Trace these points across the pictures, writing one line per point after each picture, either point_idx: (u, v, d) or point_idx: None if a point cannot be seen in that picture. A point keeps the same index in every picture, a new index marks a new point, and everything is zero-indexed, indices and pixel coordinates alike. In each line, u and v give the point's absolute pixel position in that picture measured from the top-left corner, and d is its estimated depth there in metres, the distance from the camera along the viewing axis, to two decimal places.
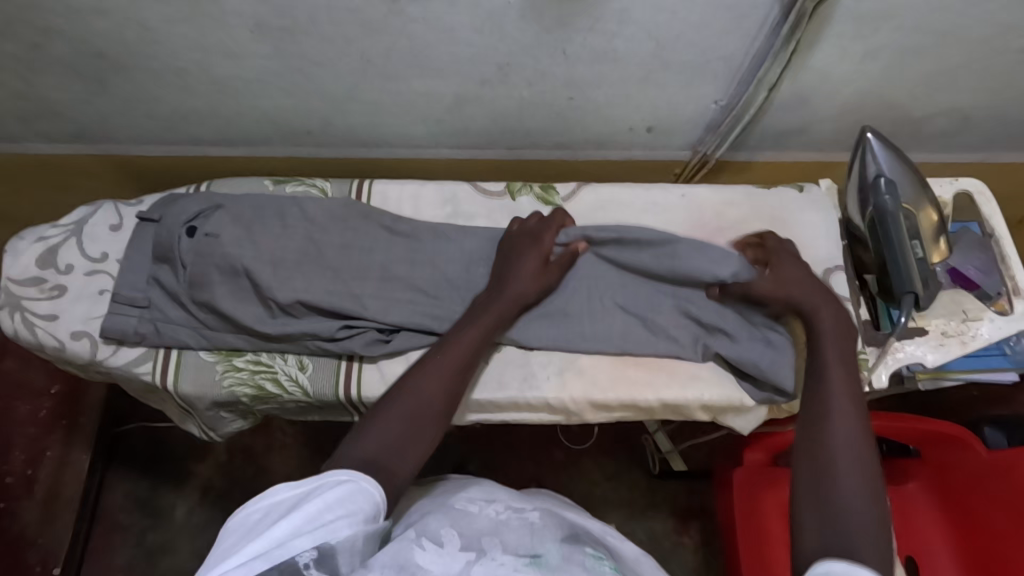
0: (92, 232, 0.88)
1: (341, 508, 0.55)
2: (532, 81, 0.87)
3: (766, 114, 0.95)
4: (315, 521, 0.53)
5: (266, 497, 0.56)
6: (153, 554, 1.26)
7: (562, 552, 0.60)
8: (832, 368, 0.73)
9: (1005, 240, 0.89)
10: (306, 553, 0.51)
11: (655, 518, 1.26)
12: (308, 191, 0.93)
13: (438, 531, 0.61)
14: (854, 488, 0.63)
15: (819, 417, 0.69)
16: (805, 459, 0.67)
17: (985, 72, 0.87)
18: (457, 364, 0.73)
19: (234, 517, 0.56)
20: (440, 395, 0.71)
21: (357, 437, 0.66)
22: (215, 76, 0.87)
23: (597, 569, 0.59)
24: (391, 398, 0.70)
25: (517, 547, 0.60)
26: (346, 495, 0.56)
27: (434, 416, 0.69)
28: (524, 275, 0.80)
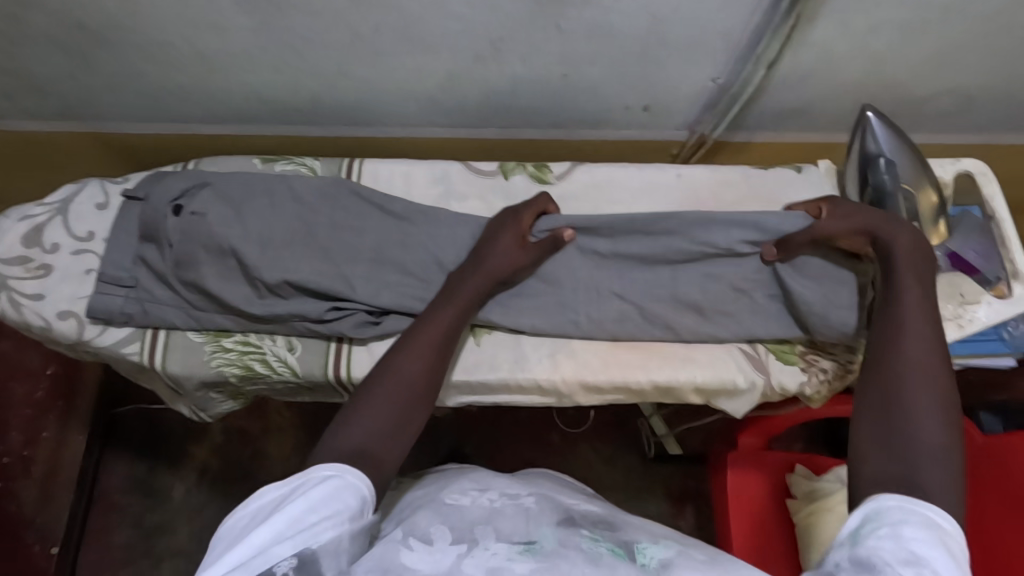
0: (78, 211, 0.87)
1: (325, 509, 0.53)
2: (525, 57, 0.85)
3: (765, 93, 0.93)
4: (297, 525, 0.51)
5: (251, 501, 0.55)
6: (151, 534, 1.27)
7: (558, 536, 0.58)
8: (906, 298, 0.66)
9: (1005, 221, 0.88)
10: (285, 563, 0.49)
11: (650, 501, 1.27)
12: (297, 170, 0.92)
13: (427, 529, 0.59)
14: (925, 418, 0.58)
15: (891, 342, 0.64)
16: (871, 387, 0.63)
17: (989, 50, 0.85)
18: (439, 342, 0.71)
19: (224, 524, 0.55)
20: (424, 376, 0.68)
21: (341, 425, 0.62)
22: (200, 51, 0.85)
23: (594, 552, 0.56)
24: (371, 383, 0.67)
25: (511, 534, 0.58)
26: (330, 494, 0.54)
27: (421, 398, 0.67)
28: (501, 252, 0.78)
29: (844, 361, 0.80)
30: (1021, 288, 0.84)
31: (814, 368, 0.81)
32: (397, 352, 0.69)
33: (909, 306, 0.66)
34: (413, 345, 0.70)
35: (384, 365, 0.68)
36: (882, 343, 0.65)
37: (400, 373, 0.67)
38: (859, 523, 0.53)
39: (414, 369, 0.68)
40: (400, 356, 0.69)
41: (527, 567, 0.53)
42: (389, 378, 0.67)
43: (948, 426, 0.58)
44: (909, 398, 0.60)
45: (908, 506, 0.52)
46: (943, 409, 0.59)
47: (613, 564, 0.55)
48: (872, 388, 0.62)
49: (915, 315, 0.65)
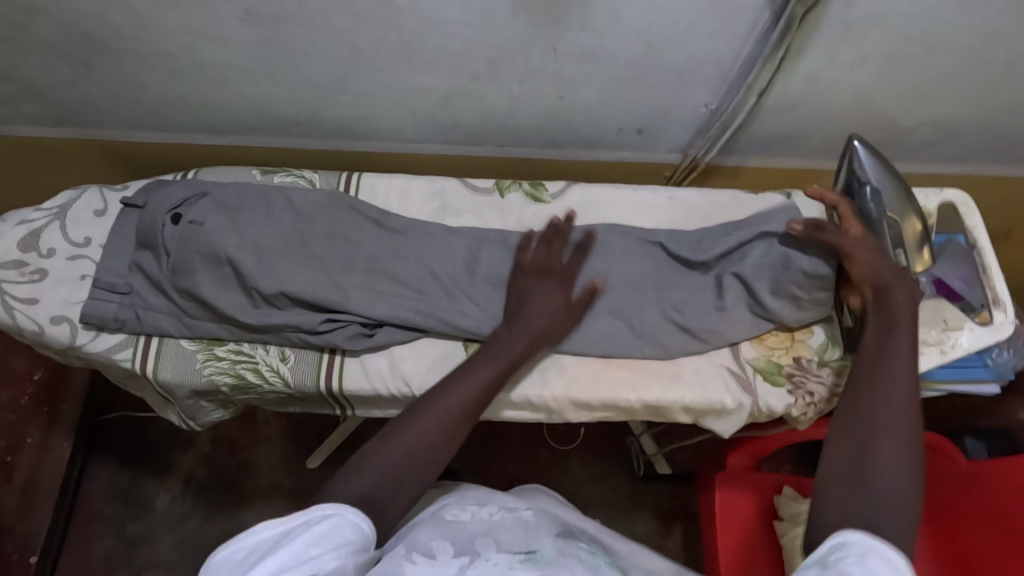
0: (75, 217, 0.88)
1: (327, 540, 0.54)
2: (522, 78, 0.87)
3: (756, 120, 0.95)
4: (300, 556, 0.52)
5: (247, 534, 0.55)
6: (133, 544, 1.25)
7: (556, 546, 0.58)
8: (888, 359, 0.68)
9: (988, 251, 0.89)
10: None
11: (638, 519, 1.26)
12: (295, 182, 0.93)
13: (428, 544, 0.58)
14: (892, 459, 0.61)
15: (867, 398, 0.66)
16: (847, 424, 0.65)
17: (972, 83, 0.87)
18: (472, 399, 0.70)
19: (217, 555, 0.54)
20: (449, 427, 0.67)
21: (353, 468, 0.63)
22: (204, 62, 0.86)
23: (592, 562, 0.57)
24: (393, 426, 0.67)
25: (511, 546, 0.58)
26: (335, 527, 0.55)
27: (437, 451, 0.66)
28: (541, 312, 0.79)
29: (830, 384, 0.82)
30: (1003, 317, 0.86)
31: (801, 390, 0.82)
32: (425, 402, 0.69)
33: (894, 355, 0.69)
34: (444, 397, 0.69)
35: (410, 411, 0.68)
36: (864, 388, 0.67)
37: (420, 423, 0.66)
38: (829, 552, 0.54)
39: (436, 423, 0.67)
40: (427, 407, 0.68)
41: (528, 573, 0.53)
42: (410, 424, 0.66)
43: (912, 470, 0.61)
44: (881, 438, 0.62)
45: (874, 539, 0.53)
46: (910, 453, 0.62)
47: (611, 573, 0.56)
48: (849, 427, 0.65)
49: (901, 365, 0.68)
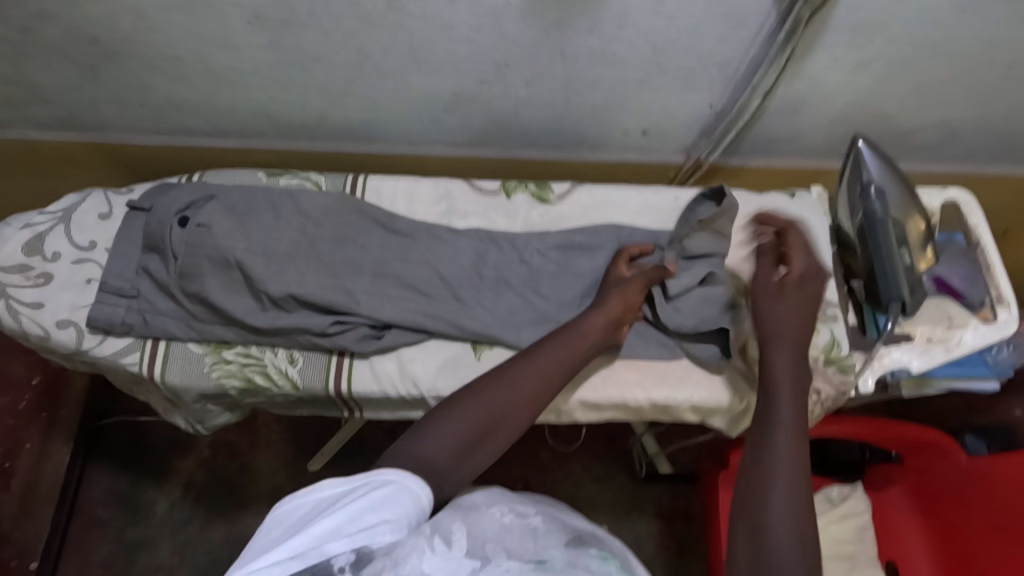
0: (80, 220, 0.87)
1: (385, 511, 0.55)
2: (529, 81, 0.87)
3: (759, 122, 0.96)
4: (357, 522, 0.53)
5: (312, 492, 0.57)
6: (133, 550, 1.24)
7: (567, 557, 0.57)
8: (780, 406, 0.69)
9: (990, 249, 0.91)
10: (343, 557, 0.51)
11: (640, 521, 1.26)
12: (301, 185, 0.93)
13: (449, 529, 0.57)
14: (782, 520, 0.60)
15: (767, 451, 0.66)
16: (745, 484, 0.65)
17: (974, 85, 0.88)
18: (539, 383, 0.72)
19: (280, 508, 0.57)
20: (510, 406, 0.70)
21: (414, 436, 0.65)
22: (210, 65, 0.86)
23: (604, 572, 0.56)
24: (453, 402, 0.69)
25: (522, 554, 0.57)
26: (391, 497, 0.56)
27: (496, 431, 0.68)
28: (612, 307, 0.79)
29: (836, 383, 0.82)
30: (1006, 314, 0.86)
31: None
32: (485, 383, 0.71)
33: (781, 403, 0.70)
34: (509, 382, 0.71)
35: (465, 391, 0.71)
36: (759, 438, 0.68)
37: (480, 402, 0.69)
38: None
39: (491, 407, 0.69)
40: (488, 388, 0.71)
41: None
42: (470, 402, 0.69)
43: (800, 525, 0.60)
44: (771, 490, 0.62)
45: None
46: (798, 499, 0.62)
47: None
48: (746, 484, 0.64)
49: (788, 413, 0.69)
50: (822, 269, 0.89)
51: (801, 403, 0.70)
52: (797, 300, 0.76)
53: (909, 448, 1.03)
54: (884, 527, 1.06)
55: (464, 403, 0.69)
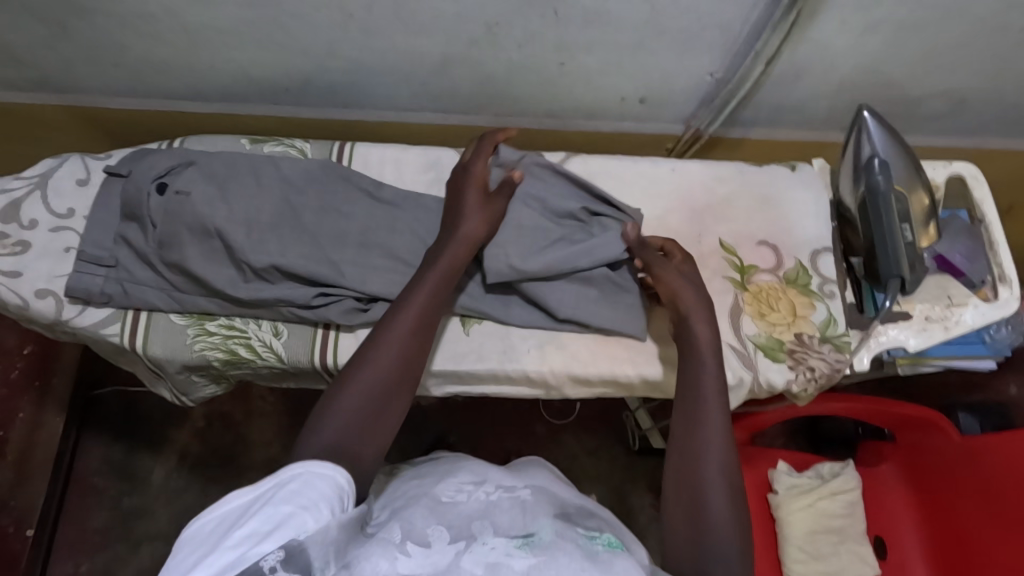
0: (57, 186, 0.85)
1: (300, 500, 0.52)
2: (521, 43, 0.84)
3: (762, 90, 0.92)
4: (274, 519, 0.50)
5: (218, 505, 0.53)
6: (127, 518, 1.25)
7: (553, 529, 0.58)
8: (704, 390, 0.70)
9: (994, 226, 0.88)
10: (272, 557, 0.47)
11: (633, 494, 1.27)
12: (286, 151, 0.90)
13: (424, 532, 0.56)
14: (721, 513, 0.63)
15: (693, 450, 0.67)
16: (675, 479, 0.67)
17: (985, 53, 0.85)
18: (419, 328, 0.70)
19: (187, 531, 0.52)
20: (401, 362, 0.68)
21: (315, 425, 0.63)
22: (187, 24, 0.82)
23: (590, 548, 0.56)
24: (349, 371, 0.67)
25: (508, 529, 0.57)
26: (305, 484, 0.54)
27: (396, 388, 0.67)
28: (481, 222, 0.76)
29: (832, 360, 0.81)
30: (1008, 293, 0.84)
31: (802, 366, 0.80)
32: (369, 347, 0.69)
33: (705, 377, 0.71)
34: (393, 336, 0.69)
35: (353, 362, 0.68)
36: (685, 432, 0.69)
37: (375, 363, 0.67)
38: None
39: (381, 370, 0.67)
40: (372, 351, 0.68)
41: (525, 562, 0.52)
42: (362, 366, 0.67)
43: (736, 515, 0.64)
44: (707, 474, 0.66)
45: None
46: (731, 495, 0.65)
47: (610, 559, 0.55)
48: (676, 477, 0.67)
49: (713, 385, 0.71)
50: (821, 245, 0.87)
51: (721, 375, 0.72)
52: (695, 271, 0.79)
53: (907, 426, 1.01)
54: (873, 503, 1.06)
55: (355, 373, 0.67)
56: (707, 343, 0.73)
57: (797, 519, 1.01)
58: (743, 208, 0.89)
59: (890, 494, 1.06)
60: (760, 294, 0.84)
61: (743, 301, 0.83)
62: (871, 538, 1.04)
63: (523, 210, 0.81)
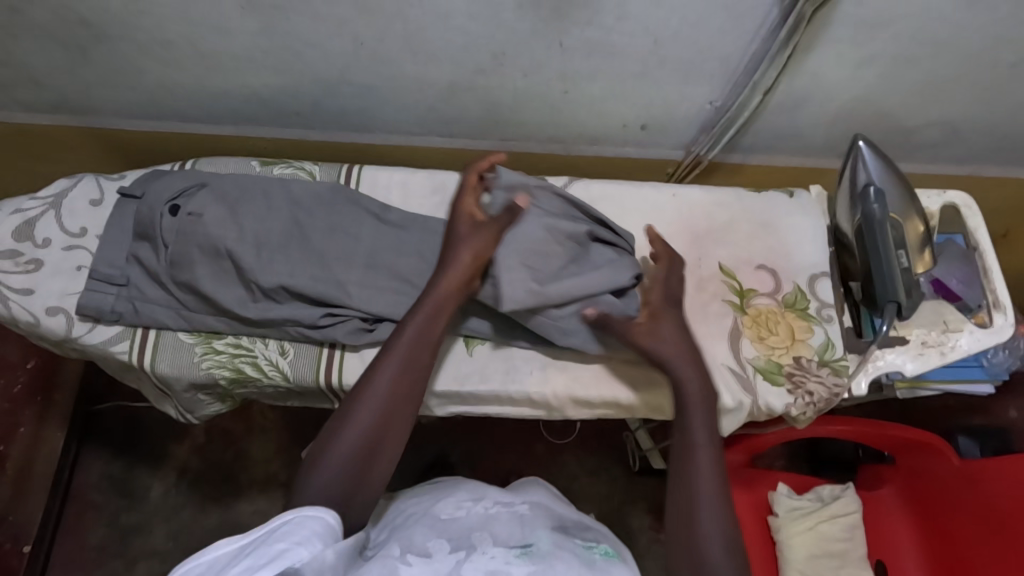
0: (70, 206, 0.86)
1: (293, 536, 0.52)
2: (527, 71, 0.86)
3: (760, 118, 0.95)
4: (266, 555, 0.50)
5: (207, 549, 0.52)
6: (126, 535, 1.24)
7: (551, 539, 0.59)
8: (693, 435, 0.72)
9: (988, 253, 0.89)
10: None
11: (632, 514, 1.27)
12: (295, 174, 0.92)
13: (424, 545, 0.58)
14: (718, 556, 0.65)
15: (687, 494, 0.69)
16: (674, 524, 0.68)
17: (976, 85, 0.87)
18: (412, 363, 0.71)
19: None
20: (399, 397, 0.69)
21: (316, 462, 0.64)
22: (203, 50, 0.85)
23: (588, 557, 0.57)
24: (349, 408, 0.67)
25: (507, 539, 0.59)
26: (298, 521, 0.53)
27: (395, 423, 0.68)
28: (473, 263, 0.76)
29: (830, 384, 0.82)
30: (1002, 318, 0.85)
31: (800, 390, 0.81)
32: (357, 397, 0.68)
33: (696, 421, 0.72)
34: (390, 373, 0.69)
35: (342, 413, 0.68)
36: (679, 477, 0.70)
37: (372, 399, 0.68)
38: None
39: (377, 412, 0.67)
40: (360, 401, 0.68)
41: (525, 568, 0.53)
42: (362, 402, 0.68)
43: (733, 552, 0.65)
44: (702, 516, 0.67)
45: None
46: (726, 536, 0.66)
47: (607, 566, 0.57)
48: (675, 523, 0.68)
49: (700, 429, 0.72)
50: (819, 270, 0.89)
51: (710, 417, 0.73)
52: (671, 315, 0.77)
53: (904, 449, 1.02)
54: (873, 526, 1.06)
55: (345, 424, 0.66)
56: (693, 387, 0.74)
57: (797, 541, 1.00)
58: (742, 233, 0.91)
59: (887, 516, 1.06)
60: (759, 318, 0.85)
61: (742, 324, 0.85)
62: (872, 562, 1.04)
63: (533, 234, 0.78)
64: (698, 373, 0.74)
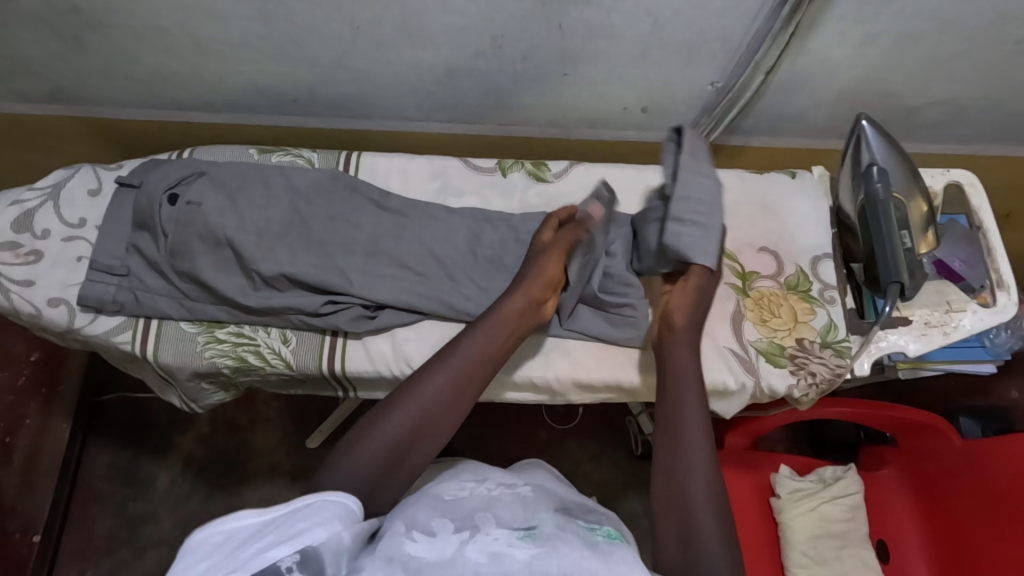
0: (68, 196, 0.86)
1: (315, 517, 0.52)
2: (525, 54, 0.85)
3: (763, 99, 0.94)
4: (289, 532, 0.50)
5: (228, 519, 0.52)
6: (135, 523, 1.25)
7: (554, 522, 0.59)
8: (686, 410, 0.72)
9: (992, 232, 0.89)
10: (287, 558, 0.47)
11: (636, 496, 1.28)
12: (293, 161, 0.91)
13: (428, 523, 0.58)
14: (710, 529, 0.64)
15: (674, 469, 0.69)
16: (662, 497, 0.68)
17: (981, 63, 0.86)
18: (465, 372, 0.71)
19: (193, 539, 0.51)
20: (443, 402, 0.69)
21: (347, 452, 0.64)
22: (197, 37, 0.84)
23: (591, 540, 0.57)
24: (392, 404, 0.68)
25: (510, 521, 0.59)
26: (319, 504, 0.54)
27: (434, 428, 0.68)
28: (535, 284, 0.77)
29: (832, 365, 0.82)
30: (1006, 298, 0.85)
31: (802, 371, 0.81)
32: (402, 397, 0.68)
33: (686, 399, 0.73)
34: (437, 376, 0.70)
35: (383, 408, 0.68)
36: (670, 451, 0.70)
37: (417, 400, 0.68)
38: None
39: (418, 414, 0.67)
40: (403, 402, 0.68)
41: (528, 550, 0.54)
42: (407, 401, 0.68)
43: (723, 525, 0.65)
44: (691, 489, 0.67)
45: None
46: (714, 508, 0.66)
47: (610, 548, 0.56)
48: (663, 497, 0.68)
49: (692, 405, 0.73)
50: (821, 252, 0.89)
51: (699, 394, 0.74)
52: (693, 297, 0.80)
53: (906, 429, 1.02)
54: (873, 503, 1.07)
55: (383, 421, 0.66)
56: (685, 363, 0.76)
57: (799, 524, 1.01)
58: (743, 216, 0.91)
59: (885, 493, 1.07)
60: (762, 300, 0.85)
61: (744, 307, 0.85)
62: (874, 541, 1.05)
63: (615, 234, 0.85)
64: (693, 358, 0.76)
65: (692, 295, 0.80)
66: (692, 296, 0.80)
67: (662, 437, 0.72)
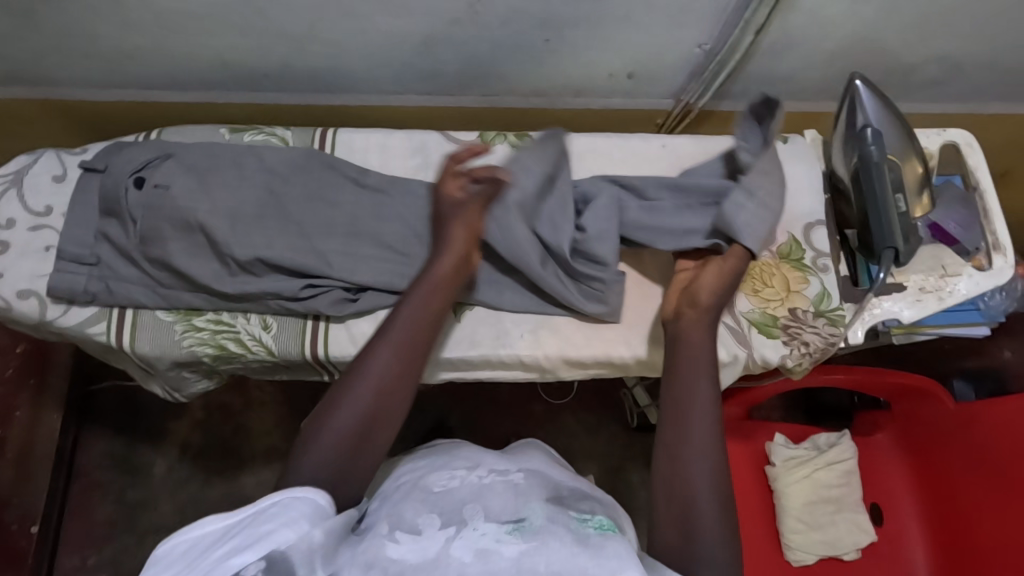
0: (33, 183, 0.82)
1: (281, 517, 0.52)
2: (504, 19, 0.81)
3: (754, 60, 0.90)
4: (252, 536, 0.50)
5: (195, 527, 0.53)
6: (132, 512, 1.25)
7: (545, 513, 0.58)
8: (696, 394, 0.69)
9: (989, 193, 0.87)
10: (251, 566, 0.47)
11: (633, 468, 1.28)
12: (267, 140, 0.88)
13: (414, 521, 0.57)
14: (710, 517, 0.62)
15: (673, 455, 0.67)
16: (661, 482, 0.66)
17: (979, 16, 0.83)
18: (409, 341, 0.69)
19: (161, 548, 0.52)
20: (394, 375, 0.67)
21: (306, 444, 0.63)
22: (157, 10, 0.79)
23: (582, 532, 0.56)
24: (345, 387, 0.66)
25: (500, 514, 0.57)
26: (285, 502, 0.53)
27: (388, 403, 0.66)
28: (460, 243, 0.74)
29: (825, 334, 0.80)
30: (1001, 260, 0.83)
31: (796, 341, 0.80)
32: (353, 378, 0.66)
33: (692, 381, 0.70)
34: (385, 352, 0.68)
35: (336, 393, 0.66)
36: (673, 434, 0.68)
37: (368, 378, 0.66)
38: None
39: (369, 392, 0.65)
40: (355, 383, 0.66)
41: (516, 547, 0.52)
42: (359, 381, 0.66)
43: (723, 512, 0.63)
44: (693, 475, 0.65)
45: None
46: (715, 494, 0.64)
47: (601, 542, 0.55)
48: (662, 482, 0.66)
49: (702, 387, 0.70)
50: (814, 219, 0.86)
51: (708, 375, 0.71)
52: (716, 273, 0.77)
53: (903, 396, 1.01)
54: (870, 469, 1.06)
55: (338, 406, 0.64)
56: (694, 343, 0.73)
57: (794, 490, 1.01)
58: None
59: (884, 460, 1.06)
60: (754, 270, 0.83)
61: None
62: (867, 505, 1.04)
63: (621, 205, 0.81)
64: (709, 340, 0.74)
65: (722, 271, 0.77)
66: (718, 272, 0.77)
67: (665, 419, 0.69)
